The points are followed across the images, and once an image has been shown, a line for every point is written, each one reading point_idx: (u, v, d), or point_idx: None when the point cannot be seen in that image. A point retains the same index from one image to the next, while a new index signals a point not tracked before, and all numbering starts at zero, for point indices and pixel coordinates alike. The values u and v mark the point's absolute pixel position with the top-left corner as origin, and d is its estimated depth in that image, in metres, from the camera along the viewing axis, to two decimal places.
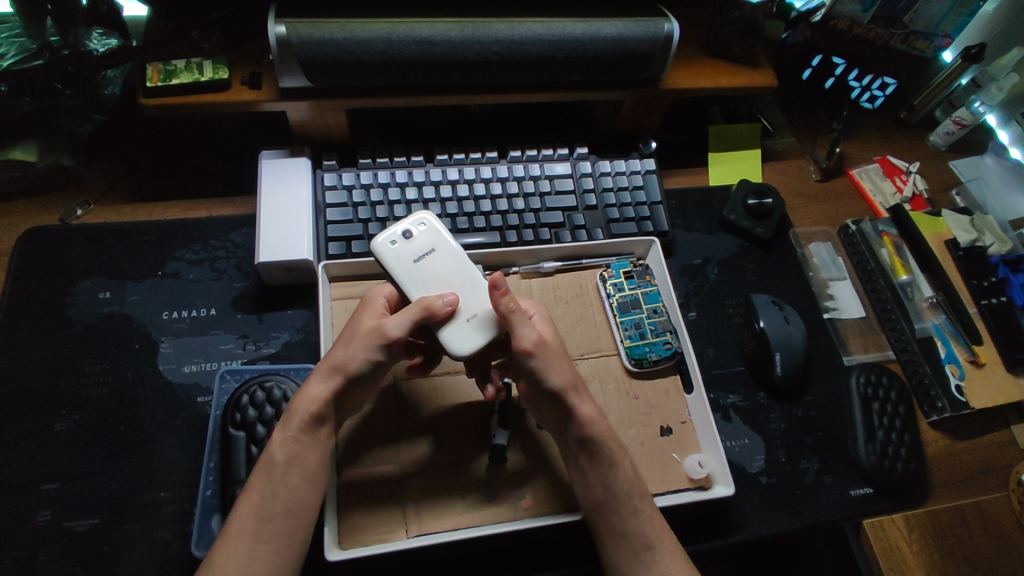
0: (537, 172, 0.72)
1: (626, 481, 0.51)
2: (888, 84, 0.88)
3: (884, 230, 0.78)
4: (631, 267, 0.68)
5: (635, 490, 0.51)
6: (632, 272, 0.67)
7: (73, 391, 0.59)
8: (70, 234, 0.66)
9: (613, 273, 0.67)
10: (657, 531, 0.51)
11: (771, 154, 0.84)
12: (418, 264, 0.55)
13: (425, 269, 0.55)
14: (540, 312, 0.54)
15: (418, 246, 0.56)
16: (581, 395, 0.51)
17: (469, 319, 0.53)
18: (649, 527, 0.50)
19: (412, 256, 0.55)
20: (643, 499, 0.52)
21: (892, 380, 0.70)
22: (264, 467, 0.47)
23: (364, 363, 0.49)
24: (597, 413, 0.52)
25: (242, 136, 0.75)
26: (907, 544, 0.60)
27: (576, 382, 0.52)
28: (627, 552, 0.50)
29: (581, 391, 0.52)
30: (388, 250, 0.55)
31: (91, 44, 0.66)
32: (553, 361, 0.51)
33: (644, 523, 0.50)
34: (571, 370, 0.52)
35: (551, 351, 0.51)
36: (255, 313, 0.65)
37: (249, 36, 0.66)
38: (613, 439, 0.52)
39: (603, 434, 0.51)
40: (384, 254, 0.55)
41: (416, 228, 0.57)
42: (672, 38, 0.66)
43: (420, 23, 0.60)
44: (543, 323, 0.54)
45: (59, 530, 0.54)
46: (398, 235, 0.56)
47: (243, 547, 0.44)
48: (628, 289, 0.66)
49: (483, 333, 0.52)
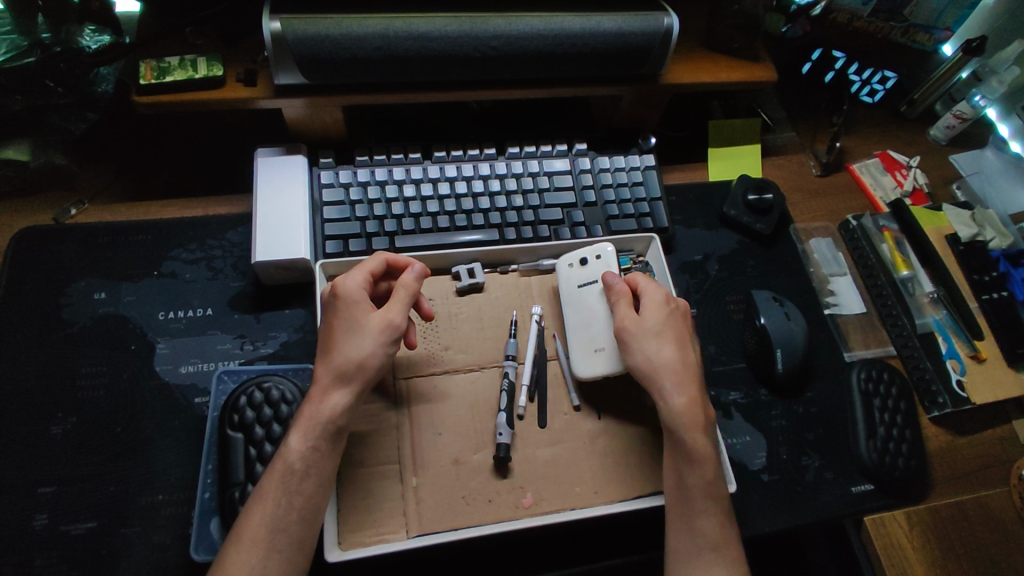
0: (536, 168, 0.71)
1: (710, 473, 0.51)
2: (888, 78, 0.87)
3: (885, 225, 0.78)
4: (631, 264, 0.68)
5: (709, 487, 0.51)
6: (631, 269, 0.68)
7: (69, 393, 0.59)
8: (63, 235, 0.65)
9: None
10: (724, 534, 0.50)
11: (771, 149, 0.84)
12: (581, 289, 0.63)
13: (585, 295, 0.62)
14: (652, 299, 0.57)
15: (589, 272, 0.63)
16: (675, 380, 0.53)
17: (597, 349, 0.60)
18: (716, 528, 0.50)
19: (579, 282, 0.63)
20: (717, 500, 0.50)
21: (893, 376, 0.69)
22: (280, 475, 0.47)
23: (383, 356, 0.51)
24: (698, 400, 0.53)
25: (238, 134, 0.74)
26: (909, 542, 0.60)
27: (671, 367, 0.53)
28: (692, 550, 0.49)
29: (678, 378, 0.53)
30: (565, 271, 0.64)
31: (82, 41, 0.64)
32: (649, 346, 0.54)
33: (713, 524, 0.50)
34: (671, 353, 0.54)
35: (646, 336, 0.55)
36: (252, 312, 0.65)
37: (244, 32, 0.65)
38: (709, 433, 0.52)
39: (699, 425, 0.52)
40: (562, 273, 0.65)
41: (593, 256, 0.63)
42: (672, 32, 0.65)
43: (417, 18, 0.59)
44: (658, 308, 0.56)
45: (55, 535, 0.54)
46: (577, 259, 0.64)
47: (257, 557, 0.44)
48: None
49: (600, 368, 0.59)
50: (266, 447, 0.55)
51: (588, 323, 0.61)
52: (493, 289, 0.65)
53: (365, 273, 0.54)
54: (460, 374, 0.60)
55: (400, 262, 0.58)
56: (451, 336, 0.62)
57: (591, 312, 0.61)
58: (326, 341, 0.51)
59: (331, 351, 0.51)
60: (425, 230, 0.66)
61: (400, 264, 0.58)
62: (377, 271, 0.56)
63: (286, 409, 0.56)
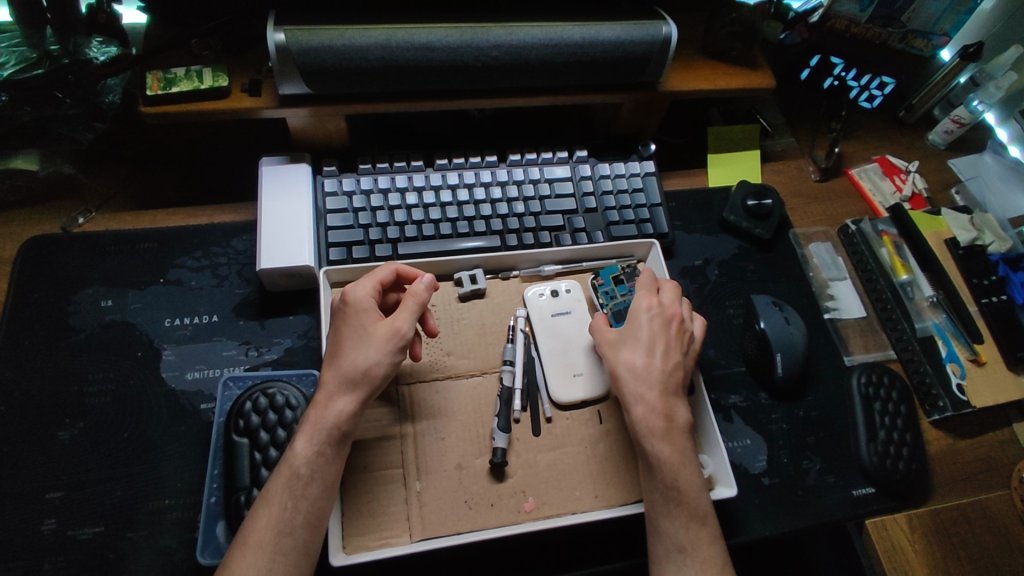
0: (537, 175, 0.72)
1: (669, 478, 0.51)
2: (887, 84, 0.88)
3: (884, 230, 0.78)
4: (620, 271, 0.67)
5: (672, 488, 0.51)
6: (620, 276, 0.67)
7: (77, 399, 0.60)
8: (72, 242, 0.66)
9: (602, 281, 0.67)
10: (695, 536, 0.50)
11: (770, 155, 0.84)
12: (554, 319, 0.64)
13: (559, 324, 0.64)
14: (635, 307, 0.58)
15: (560, 304, 0.65)
16: (639, 388, 0.54)
17: (575, 374, 0.61)
18: (681, 531, 0.50)
19: (551, 311, 0.64)
20: (683, 503, 0.51)
21: (894, 381, 0.70)
22: (286, 479, 0.47)
23: (388, 365, 0.52)
24: (658, 406, 0.53)
25: (242, 143, 0.75)
26: (910, 544, 0.60)
27: (634, 375, 0.55)
28: (662, 549, 0.50)
29: (639, 386, 0.54)
30: (536, 300, 0.65)
31: (90, 52, 0.67)
32: (620, 357, 0.56)
33: (678, 526, 0.50)
34: (637, 361, 0.55)
35: (618, 347, 0.57)
36: (257, 319, 0.65)
37: (248, 44, 0.66)
38: (676, 439, 0.53)
39: (657, 431, 0.53)
40: (532, 303, 0.65)
41: (564, 289, 0.66)
42: (670, 40, 0.66)
43: (419, 29, 0.60)
44: (638, 316, 0.57)
45: (63, 539, 0.54)
46: (548, 290, 0.66)
47: (263, 559, 0.44)
48: (619, 296, 0.66)
49: (580, 392, 0.60)
50: (271, 452, 0.55)
51: (562, 350, 0.63)
52: (495, 294, 0.66)
53: (374, 282, 0.55)
54: (462, 379, 0.61)
55: (409, 274, 0.58)
56: (454, 342, 0.63)
57: (566, 340, 0.63)
58: (333, 346, 0.52)
59: (337, 356, 0.51)
60: (428, 236, 0.67)
61: (409, 275, 0.59)
62: (387, 281, 0.57)
63: (290, 414, 0.57)
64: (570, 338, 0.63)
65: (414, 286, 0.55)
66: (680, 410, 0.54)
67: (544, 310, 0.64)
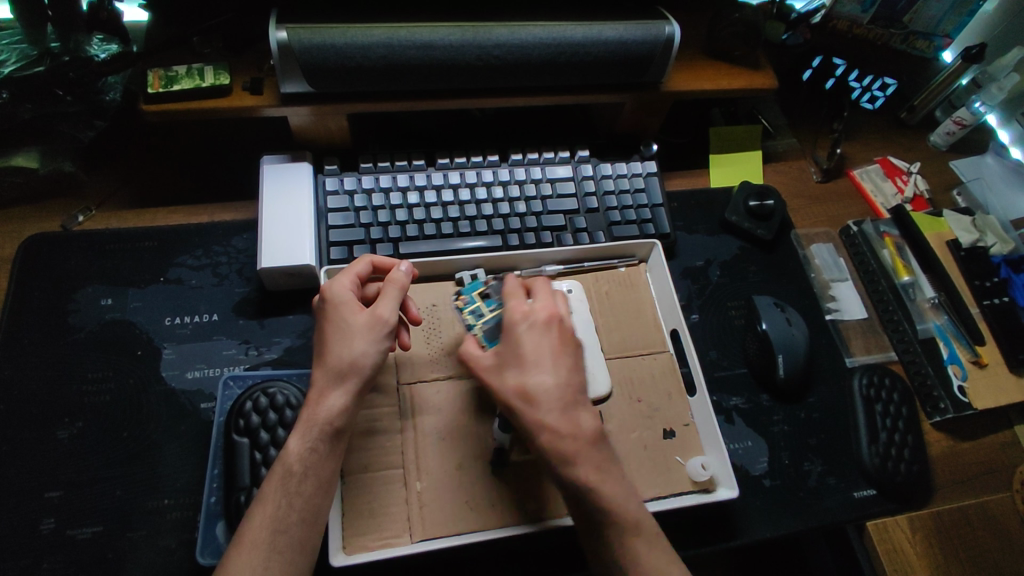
0: (538, 175, 0.72)
1: (603, 507, 0.48)
2: (888, 85, 0.88)
3: (886, 231, 0.78)
4: (484, 287, 0.63)
5: (598, 508, 0.48)
6: (487, 292, 0.62)
7: (77, 398, 0.59)
8: (72, 240, 0.66)
9: (467, 299, 0.61)
10: (640, 547, 0.48)
11: (772, 156, 0.84)
12: None
13: None
14: (506, 320, 0.52)
15: None
16: (536, 410, 0.48)
17: None
18: (643, 551, 0.48)
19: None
20: (630, 527, 0.48)
21: (895, 382, 0.70)
22: (281, 477, 0.47)
23: (375, 355, 0.51)
24: (562, 429, 0.48)
25: (243, 141, 0.75)
26: (911, 546, 0.60)
27: (541, 395, 0.49)
28: None
29: (544, 408, 0.48)
30: None
31: (91, 50, 0.67)
32: (507, 381, 0.50)
33: (641, 547, 0.48)
34: (532, 379, 0.49)
35: (502, 367, 0.51)
36: (258, 318, 0.65)
37: (249, 42, 0.66)
38: (587, 457, 0.48)
39: (568, 459, 0.48)
40: None
41: (565, 289, 0.65)
42: (673, 40, 0.65)
43: (421, 28, 0.60)
44: (514, 326, 0.52)
45: (62, 538, 0.54)
46: None
47: (258, 558, 0.44)
48: (489, 313, 0.60)
49: None
50: (271, 451, 0.55)
51: None
52: None
53: (352, 277, 0.55)
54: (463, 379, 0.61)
55: (385, 264, 0.59)
56: (455, 341, 0.63)
57: None
58: (320, 344, 0.52)
59: (324, 354, 0.51)
60: (429, 236, 0.67)
61: (386, 266, 0.59)
62: (365, 275, 0.57)
63: (291, 413, 0.57)
64: None
65: (393, 274, 0.56)
66: (587, 421, 0.49)
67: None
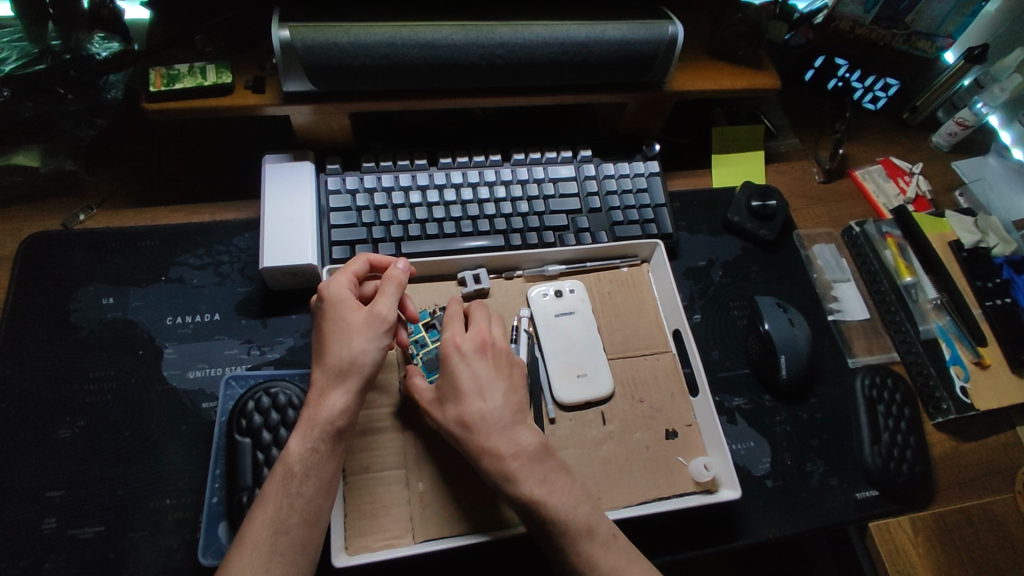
0: (541, 174, 0.72)
1: (552, 514, 0.51)
2: (890, 85, 0.88)
3: (888, 231, 0.78)
4: (432, 317, 0.63)
5: (549, 518, 0.50)
6: (433, 322, 0.63)
7: (78, 397, 0.59)
8: (73, 239, 0.66)
9: (412, 328, 0.63)
10: (592, 550, 0.50)
11: (775, 156, 0.84)
12: (559, 319, 0.64)
13: (564, 325, 0.64)
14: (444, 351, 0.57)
15: (564, 304, 0.65)
16: (476, 434, 0.53)
17: (580, 374, 0.62)
18: (599, 555, 0.50)
19: (555, 312, 0.65)
20: (589, 530, 0.51)
21: (897, 383, 0.70)
22: (282, 478, 0.47)
23: (374, 353, 0.51)
24: (504, 446, 0.52)
25: (245, 140, 0.75)
26: (913, 547, 0.60)
27: (481, 421, 0.53)
28: None
29: (483, 432, 0.53)
30: (540, 301, 0.65)
31: (93, 48, 0.66)
32: (450, 409, 0.54)
33: (597, 551, 0.50)
34: (471, 406, 0.54)
35: (443, 399, 0.55)
36: (259, 317, 0.65)
37: (252, 40, 0.66)
38: (530, 472, 0.52)
39: (512, 472, 0.51)
40: (536, 303, 0.65)
41: (567, 289, 0.66)
42: (676, 40, 0.65)
43: (424, 27, 0.60)
44: (447, 358, 0.56)
45: (64, 538, 0.54)
46: (552, 290, 0.66)
47: (259, 559, 0.44)
48: (431, 343, 0.62)
49: (586, 393, 0.61)
50: (273, 451, 0.55)
51: (566, 350, 0.63)
52: (499, 294, 0.66)
53: (349, 275, 0.55)
54: None
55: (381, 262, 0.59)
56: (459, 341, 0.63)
57: (569, 341, 0.63)
58: (319, 343, 0.52)
59: (323, 354, 0.51)
60: (431, 236, 0.67)
61: (381, 264, 0.59)
62: (362, 273, 0.57)
63: (293, 413, 0.57)
64: (574, 339, 0.63)
65: (391, 271, 0.56)
66: (525, 438, 0.53)
67: (546, 312, 0.65)
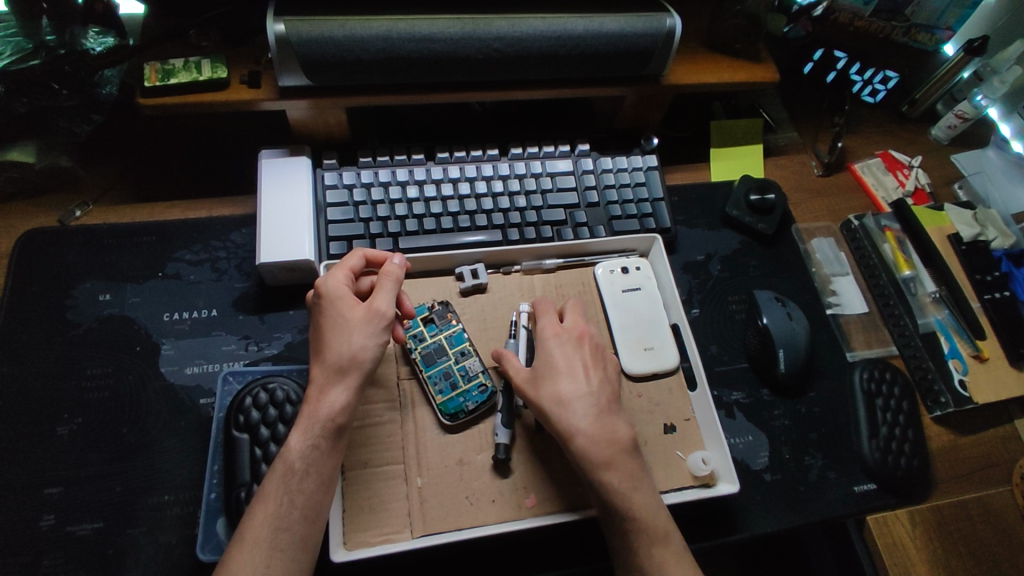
0: (538, 169, 0.71)
1: (625, 505, 0.49)
2: (889, 78, 0.87)
3: (887, 224, 0.78)
4: (429, 310, 0.63)
5: (630, 519, 0.49)
6: (431, 315, 0.62)
7: (75, 394, 0.59)
8: (69, 235, 0.66)
9: (410, 323, 0.62)
10: (663, 559, 0.48)
11: (774, 150, 0.84)
12: (624, 295, 0.66)
13: (629, 301, 0.66)
14: (541, 336, 0.56)
15: (630, 280, 0.67)
16: (572, 419, 0.50)
17: (646, 348, 0.64)
18: (646, 556, 0.48)
19: (622, 287, 0.66)
20: (642, 530, 0.49)
21: (896, 376, 0.70)
22: (281, 475, 0.47)
23: (374, 349, 0.51)
24: (597, 433, 0.50)
25: (241, 135, 0.75)
26: (911, 540, 0.60)
27: (565, 406, 0.51)
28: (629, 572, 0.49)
29: (570, 416, 0.51)
30: (606, 276, 0.67)
31: (87, 43, 0.65)
32: (544, 392, 0.52)
33: (642, 552, 0.48)
34: (565, 389, 0.52)
35: (537, 382, 0.53)
36: (257, 313, 0.65)
37: (247, 35, 0.65)
38: (621, 464, 0.50)
39: (601, 461, 0.49)
40: (602, 279, 0.67)
41: (633, 267, 0.68)
42: (674, 33, 0.65)
43: (421, 20, 0.60)
44: (547, 344, 0.55)
45: (62, 535, 0.54)
46: (619, 267, 0.67)
47: (260, 556, 0.44)
48: (429, 337, 0.61)
49: (653, 365, 0.63)
50: (271, 447, 0.55)
51: (633, 324, 0.65)
52: (497, 289, 0.66)
53: (346, 271, 0.55)
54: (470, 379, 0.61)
55: (376, 258, 0.59)
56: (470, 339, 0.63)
57: (635, 317, 0.65)
58: (316, 341, 0.51)
59: (322, 351, 0.50)
60: (429, 231, 0.66)
61: (377, 259, 0.59)
62: (358, 268, 0.57)
63: (290, 409, 0.57)
64: (641, 315, 0.65)
65: (387, 266, 0.55)
66: (620, 428, 0.51)
67: None
